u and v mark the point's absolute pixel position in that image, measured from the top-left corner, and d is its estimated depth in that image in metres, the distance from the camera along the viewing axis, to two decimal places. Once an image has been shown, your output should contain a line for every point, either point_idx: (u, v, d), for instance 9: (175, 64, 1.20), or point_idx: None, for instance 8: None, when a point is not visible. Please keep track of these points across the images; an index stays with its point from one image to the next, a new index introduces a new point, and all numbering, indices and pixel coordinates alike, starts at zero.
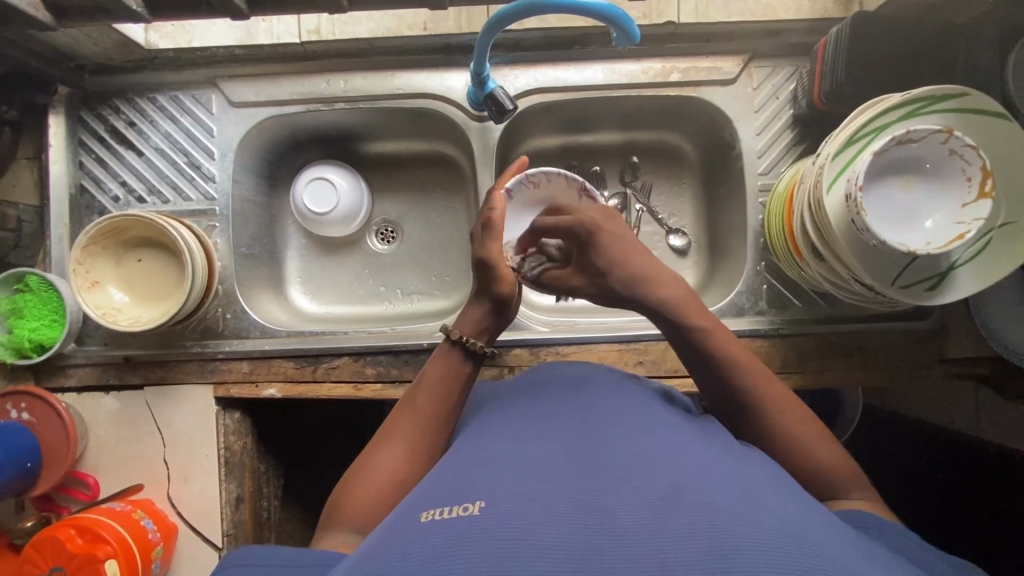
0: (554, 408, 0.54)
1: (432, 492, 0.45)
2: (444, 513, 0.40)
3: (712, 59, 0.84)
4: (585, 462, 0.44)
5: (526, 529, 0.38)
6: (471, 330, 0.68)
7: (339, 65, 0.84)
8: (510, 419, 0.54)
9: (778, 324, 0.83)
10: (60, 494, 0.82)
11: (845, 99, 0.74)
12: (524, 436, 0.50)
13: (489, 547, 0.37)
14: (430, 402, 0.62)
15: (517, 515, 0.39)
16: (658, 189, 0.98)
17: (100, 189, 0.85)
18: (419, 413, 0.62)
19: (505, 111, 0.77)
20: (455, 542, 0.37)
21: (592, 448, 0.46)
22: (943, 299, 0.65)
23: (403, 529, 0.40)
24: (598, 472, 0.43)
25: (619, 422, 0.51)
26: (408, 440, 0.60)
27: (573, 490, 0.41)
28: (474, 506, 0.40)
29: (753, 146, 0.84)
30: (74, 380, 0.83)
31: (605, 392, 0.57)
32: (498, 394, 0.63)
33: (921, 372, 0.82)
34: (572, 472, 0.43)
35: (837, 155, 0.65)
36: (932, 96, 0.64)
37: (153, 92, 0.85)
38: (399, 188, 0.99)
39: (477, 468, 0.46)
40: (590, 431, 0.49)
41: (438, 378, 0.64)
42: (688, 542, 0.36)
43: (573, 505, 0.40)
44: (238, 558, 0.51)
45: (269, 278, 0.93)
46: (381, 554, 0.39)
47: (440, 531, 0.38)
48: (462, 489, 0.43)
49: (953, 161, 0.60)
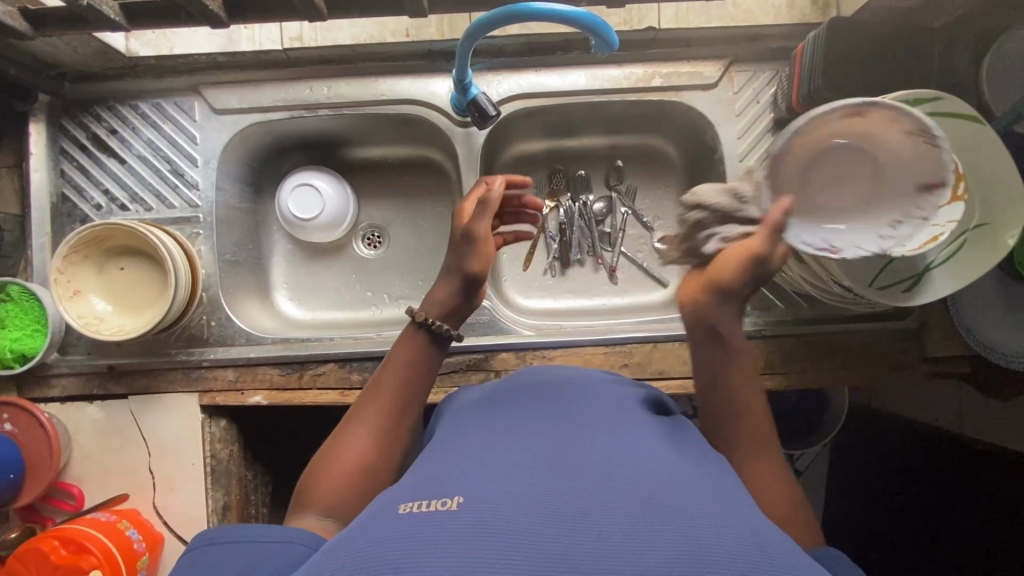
0: (537, 408, 0.55)
1: (412, 486, 0.45)
2: (422, 506, 0.41)
3: (693, 64, 0.85)
4: (563, 462, 0.45)
5: (501, 527, 0.38)
6: (437, 313, 0.69)
7: (322, 71, 0.84)
8: (492, 420, 0.55)
9: (761, 326, 0.84)
10: (44, 505, 0.81)
11: (824, 104, 0.75)
12: (505, 435, 0.51)
13: (465, 538, 0.37)
14: (395, 385, 0.64)
15: (493, 511, 0.39)
16: (642, 192, 0.99)
17: (82, 197, 0.85)
18: (384, 398, 0.63)
19: (488, 116, 0.77)
20: (431, 533, 0.38)
21: (571, 447, 0.47)
22: (922, 299, 0.65)
23: (381, 519, 0.41)
24: (576, 471, 0.44)
25: (598, 424, 0.52)
26: (374, 421, 0.61)
27: (550, 491, 0.41)
28: (452, 501, 0.41)
29: (735, 150, 0.85)
30: (57, 390, 0.83)
31: (587, 396, 0.58)
32: (479, 396, 0.64)
33: (901, 372, 0.83)
34: (551, 473, 0.44)
35: (816, 158, 0.66)
36: (907, 101, 0.65)
37: (135, 99, 0.85)
38: (385, 193, 0.99)
39: (458, 465, 0.46)
40: (572, 431, 0.50)
41: (405, 363, 0.65)
42: (659, 546, 0.37)
43: (549, 505, 0.40)
44: (204, 539, 0.50)
45: (255, 284, 0.93)
46: (359, 542, 0.39)
47: (417, 524, 0.39)
48: (442, 486, 0.43)
49: (926, 164, 0.62)
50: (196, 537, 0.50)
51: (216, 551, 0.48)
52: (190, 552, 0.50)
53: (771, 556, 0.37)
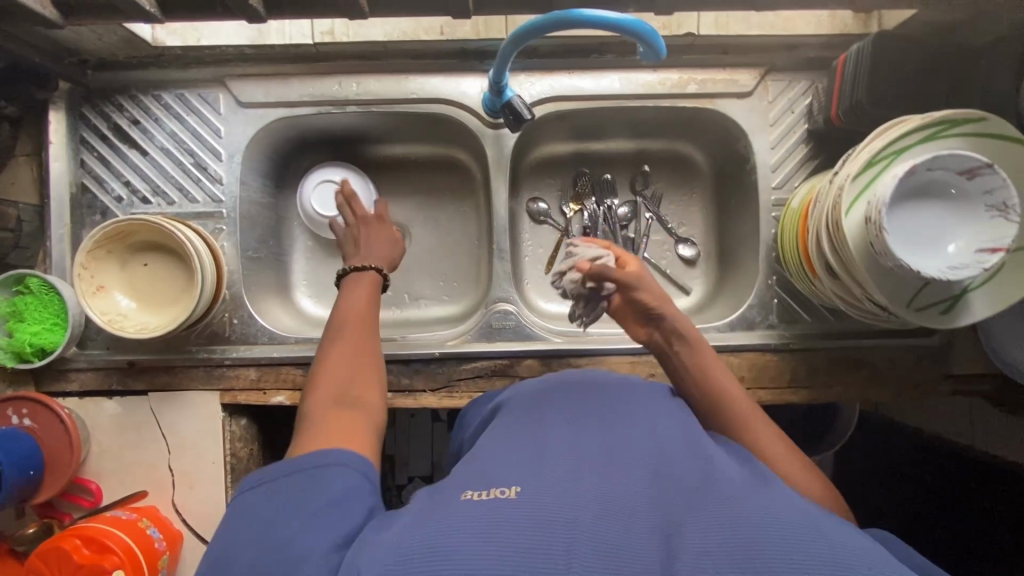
0: (584, 399, 0.55)
1: (467, 474, 0.45)
2: (482, 494, 0.41)
3: (729, 71, 0.84)
4: (618, 452, 0.45)
5: (559, 517, 0.38)
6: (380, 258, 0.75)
7: (351, 67, 0.82)
8: (542, 409, 0.55)
9: (788, 339, 0.83)
10: (62, 500, 0.81)
11: (864, 118, 0.74)
12: (555, 424, 0.51)
13: (525, 528, 0.38)
14: (359, 308, 0.65)
15: (552, 501, 0.39)
16: (668, 198, 0.98)
17: (102, 189, 0.83)
18: (355, 316, 0.65)
19: (522, 119, 0.76)
20: (490, 521, 0.38)
21: (624, 438, 0.47)
22: (955, 322, 0.66)
23: (441, 505, 0.41)
24: (630, 463, 0.44)
25: (648, 415, 0.52)
26: (350, 348, 0.61)
27: (604, 482, 0.41)
28: (510, 490, 0.41)
29: (768, 160, 0.84)
30: (76, 385, 0.82)
31: (635, 390, 0.58)
32: (531, 384, 0.63)
33: (925, 388, 0.83)
34: (606, 462, 0.44)
35: (857, 176, 0.65)
36: (953, 121, 0.64)
37: (158, 89, 0.83)
38: (407, 191, 0.98)
39: (512, 452, 0.47)
40: (623, 420, 0.50)
41: (363, 291, 0.68)
42: (716, 542, 0.37)
43: (605, 500, 0.40)
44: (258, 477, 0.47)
45: (275, 281, 0.91)
46: (416, 526, 0.40)
47: (475, 512, 0.39)
48: (497, 474, 0.44)
49: (979, 186, 0.60)
50: (246, 478, 0.47)
51: (270, 486, 0.45)
52: (242, 492, 0.47)
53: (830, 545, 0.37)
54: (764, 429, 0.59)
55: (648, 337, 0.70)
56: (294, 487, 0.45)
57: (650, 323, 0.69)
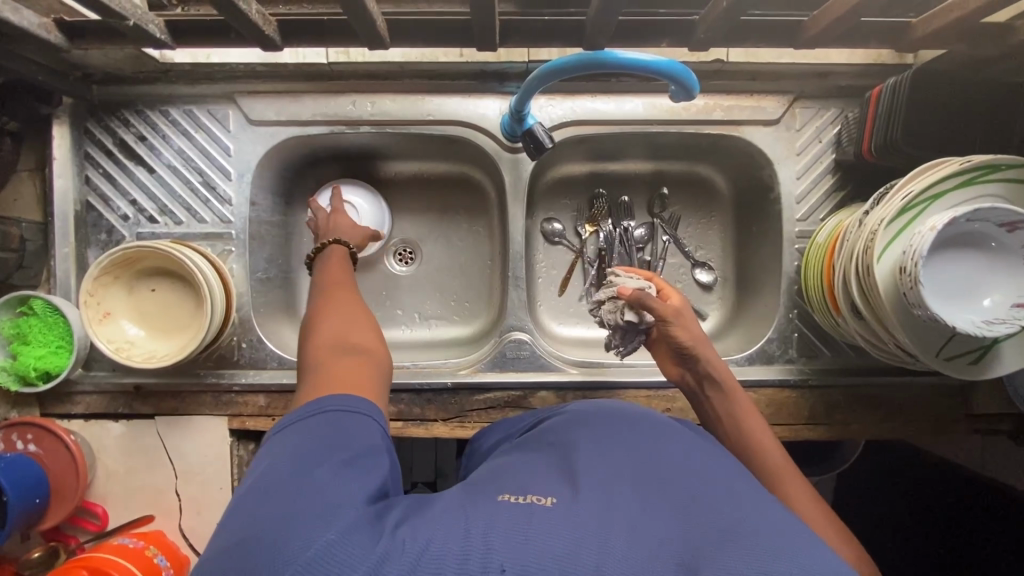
0: (617, 420, 0.54)
1: (503, 483, 0.45)
2: (518, 498, 0.41)
3: (756, 98, 0.81)
4: (656, 479, 0.44)
5: (594, 524, 0.38)
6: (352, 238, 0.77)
7: (366, 86, 0.79)
8: (580, 424, 0.54)
9: (807, 374, 0.82)
10: (67, 523, 0.80)
11: (896, 154, 0.72)
12: (594, 438, 0.50)
13: (559, 531, 0.37)
14: (338, 278, 0.65)
15: (587, 510, 0.39)
16: (686, 221, 0.96)
17: (108, 207, 0.81)
18: (337, 284, 0.64)
19: (543, 148, 0.73)
20: (524, 521, 0.37)
21: (663, 464, 0.46)
22: (986, 374, 0.64)
23: (477, 501, 0.41)
24: (667, 489, 0.43)
25: (684, 441, 0.51)
26: (338, 307, 0.60)
27: (637, 501, 0.41)
28: (547, 499, 0.41)
29: (793, 190, 0.82)
30: (81, 407, 0.80)
31: (660, 419, 0.57)
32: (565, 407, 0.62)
33: (945, 427, 0.82)
34: (638, 483, 0.43)
35: (891, 221, 0.63)
36: (992, 166, 0.62)
37: (165, 104, 0.80)
38: (419, 208, 0.95)
39: (547, 470, 0.46)
40: (662, 444, 0.50)
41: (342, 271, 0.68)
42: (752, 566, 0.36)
43: (638, 516, 0.39)
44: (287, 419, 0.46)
45: (284, 301, 0.89)
46: (448, 516, 0.39)
47: (512, 512, 0.38)
48: (531, 486, 0.43)
49: (1016, 239, 0.58)
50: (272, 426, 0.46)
51: (299, 424, 0.45)
52: (265, 442, 0.46)
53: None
54: (791, 479, 0.58)
55: (680, 375, 0.70)
56: (320, 428, 0.44)
57: (682, 363, 0.70)
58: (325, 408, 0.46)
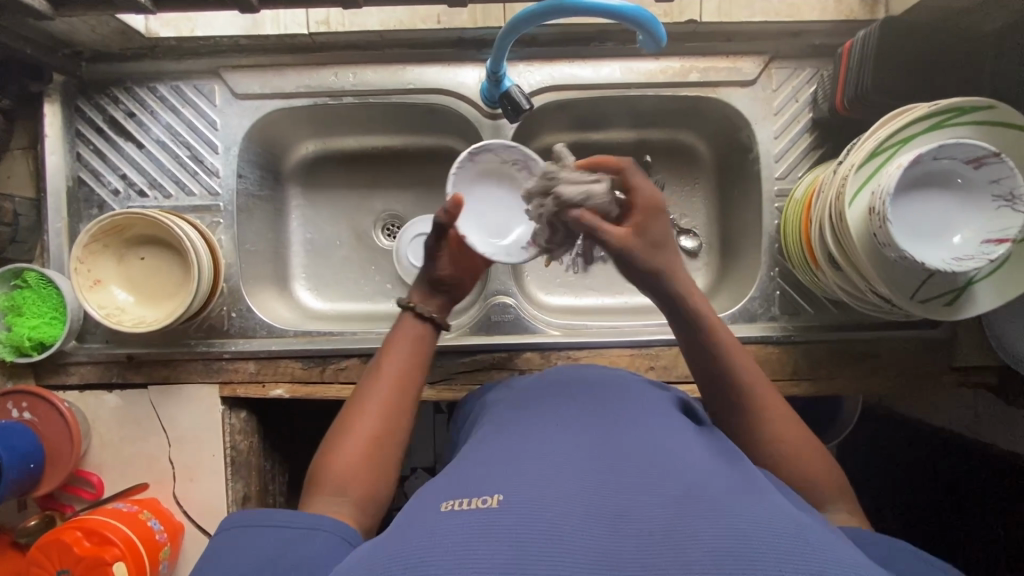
0: (581, 404, 0.55)
1: (453, 484, 0.45)
2: (462, 504, 0.41)
3: (733, 59, 0.82)
4: (605, 466, 0.44)
5: (543, 515, 0.39)
6: (420, 297, 0.69)
7: (348, 57, 0.81)
8: (533, 417, 0.54)
9: (790, 331, 0.82)
10: (63, 493, 0.81)
11: (868, 106, 0.73)
12: (544, 433, 0.50)
13: (505, 537, 0.37)
14: (399, 364, 0.63)
15: (536, 501, 0.40)
16: (669, 189, 0.97)
17: (99, 182, 0.82)
18: (388, 374, 0.62)
19: (520, 110, 0.75)
20: (472, 533, 0.38)
21: (612, 450, 0.46)
22: (960, 315, 0.65)
23: (423, 517, 0.41)
24: (614, 474, 0.43)
25: (636, 420, 0.52)
26: (381, 400, 0.60)
27: (588, 486, 0.42)
28: (493, 498, 0.41)
29: (771, 150, 0.83)
30: (75, 378, 0.82)
31: (618, 392, 0.58)
32: (524, 386, 0.63)
33: (929, 381, 0.82)
34: (591, 469, 0.44)
35: (861, 167, 0.64)
36: (960, 109, 0.63)
37: (153, 81, 0.82)
38: (405, 182, 0.96)
39: (504, 460, 0.47)
40: (612, 428, 0.50)
41: (407, 341, 0.65)
42: (702, 537, 0.36)
43: (586, 502, 0.40)
44: (248, 517, 0.51)
45: (274, 274, 0.91)
46: (400, 540, 0.40)
47: (459, 522, 0.39)
48: (481, 484, 0.43)
49: (983, 176, 0.59)
50: (224, 519, 0.53)
51: (253, 529, 0.50)
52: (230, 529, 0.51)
53: (817, 555, 0.36)
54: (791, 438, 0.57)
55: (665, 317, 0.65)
56: (275, 539, 0.49)
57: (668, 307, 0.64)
58: (284, 520, 0.50)
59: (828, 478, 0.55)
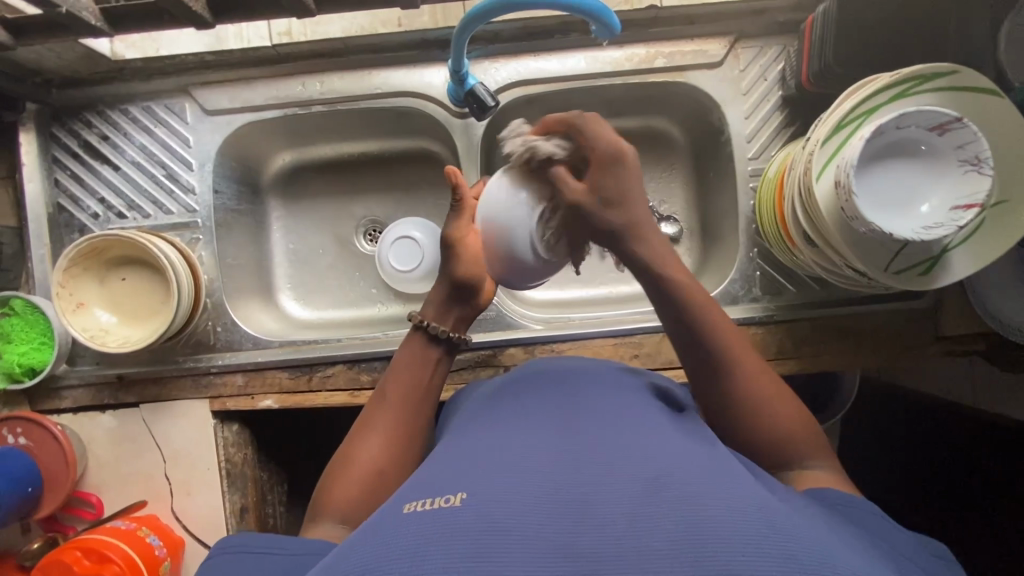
0: (556, 398, 0.55)
1: (419, 484, 0.45)
2: (427, 504, 0.40)
3: (698, 42, 0.82)
4: (569, 459, 0.44)
5: (508, 515, 0.38)
6: (435, 315, 0.68)
7: (314, 67, 0.82)
8: (497, 414, 0.54)
9: (772, 311, 0.82)
10: (64, 514, 0.82)
11: (834, 80, 0.72)
12: (508, 430, 0.50)
13: (469, 535, 0.36)
14: (401, 389, 0.62)
15: (502, 498, 0.39)
16: (648, 175, 0.96)
17: (78, 207, 0.83)
18: (391, 400, 0.62)
19: (487, 107, 0.75)
20: (438, 533, 0.37)
21: (580, 445, 0.45)
22: (935, 284, 0.64)
23: (387, 520, 0.40)
24: (580, 466, 0.43)
25: (606, 415, 0.51)
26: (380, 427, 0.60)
27: (555, 482, 0.41)
28: (455, 497, 0.40)
29: (742, 130, 0.83)
30: (69, 402, 0.83)
31: (587, 382, 0.58)
32: (488, 390, 0.62)
33: (917, 352, 0.81)
34: (559, 464, 0.43)
35: (826, 140, 0.63)
36: (923, 76, 0.62)
37: (125, 103, 0.84)
38: (383, 187, 0.96)
39: (472, 458, 0.46)
40: (578, 424, 0.49)
41: (409, 364, 0.64)
42: (670, 533, 0.36)
43: (555, 497, 0.40)
44: (229, 545, 0.50)
45: (258, 286, 0.92)
46: (362, 546, 0.39)
47: (425, 522, 0.38)
48: (447, 482, 0.43)
49: (947, 142, 0.59)
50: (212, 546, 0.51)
51: (235, 559, 0.48)
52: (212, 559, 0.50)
53: (785, 543, 0.36)
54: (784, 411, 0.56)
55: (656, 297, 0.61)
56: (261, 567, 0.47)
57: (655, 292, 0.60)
58: (266, 546, 0.49)
59: (804, 436, 0.55)
